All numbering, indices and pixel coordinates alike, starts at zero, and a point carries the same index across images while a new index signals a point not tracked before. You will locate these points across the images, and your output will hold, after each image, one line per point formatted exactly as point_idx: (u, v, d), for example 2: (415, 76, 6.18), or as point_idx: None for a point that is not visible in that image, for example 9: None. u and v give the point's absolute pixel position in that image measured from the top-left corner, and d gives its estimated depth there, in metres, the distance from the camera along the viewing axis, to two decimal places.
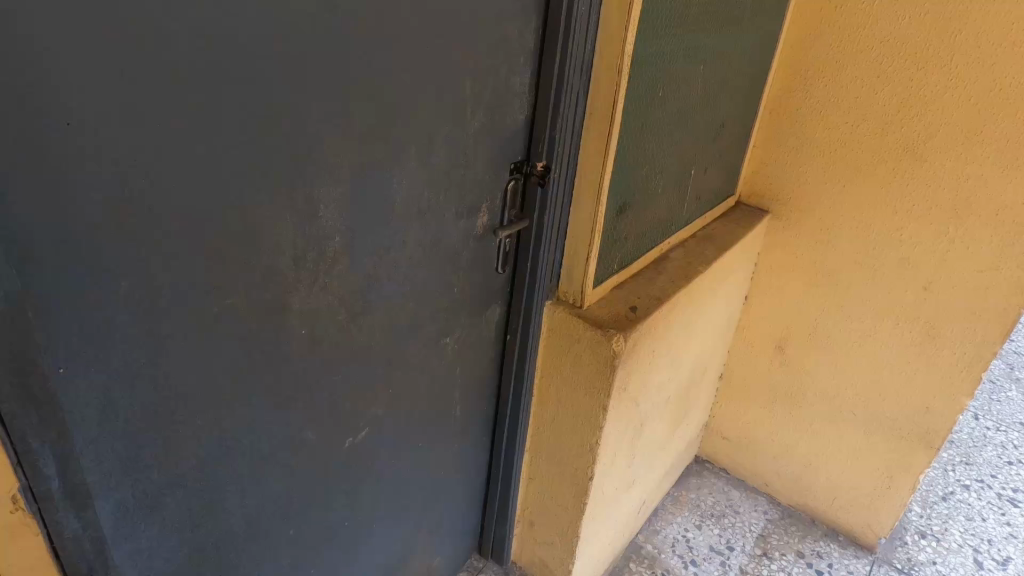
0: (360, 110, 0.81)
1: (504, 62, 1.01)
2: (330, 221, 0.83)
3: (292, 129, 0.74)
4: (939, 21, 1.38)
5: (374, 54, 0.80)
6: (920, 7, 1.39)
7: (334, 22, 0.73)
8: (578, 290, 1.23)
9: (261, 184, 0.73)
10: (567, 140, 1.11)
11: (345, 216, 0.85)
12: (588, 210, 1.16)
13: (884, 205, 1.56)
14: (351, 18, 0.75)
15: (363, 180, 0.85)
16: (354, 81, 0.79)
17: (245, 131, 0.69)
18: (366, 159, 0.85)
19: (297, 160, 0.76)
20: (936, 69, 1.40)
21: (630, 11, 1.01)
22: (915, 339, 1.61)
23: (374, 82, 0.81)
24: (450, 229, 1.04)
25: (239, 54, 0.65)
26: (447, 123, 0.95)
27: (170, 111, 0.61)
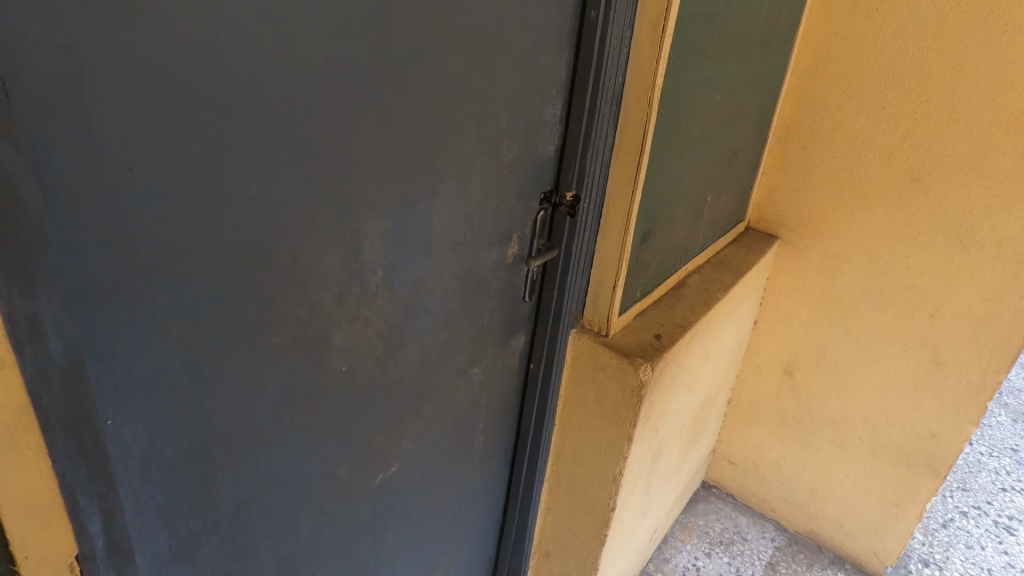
0: (405, 138, 0.80)
1: (538, 92, 1.00)
2: (373, 250, 0.81)
3: (340, 159, 0.72)
4: (941, 57, 1.43)
5: (418, 83, 0.78)
6: (923, 44, 1.44)
7: (383, 50, 0.72)
8: (603, 318, 1.23)
9: (308, 220, 0.71)
10: (596, 170, 1.11)
11: (387, 246, 0.83)
12: (616, 238, 1.16)
13: (890, 233, 1.59)
14: (399, 47, 0.74)
15: (405, 209, 0.84)
16: (399, 114, 0.78)
17: (295, 164, 0.67)
18: (408, 188, 0.83)
19: (343, 193, 0.74)
20: (941, 102, 1.45)
21: (661, 43, 1.02)
22: (921, 367, 1.64)
23: (418, 111, 0.80)
24: (483, 258, 1.02)
25: (292, 89, 0.64)
26: (484, 155, 0.94)
27: (225, 149, 0.60)
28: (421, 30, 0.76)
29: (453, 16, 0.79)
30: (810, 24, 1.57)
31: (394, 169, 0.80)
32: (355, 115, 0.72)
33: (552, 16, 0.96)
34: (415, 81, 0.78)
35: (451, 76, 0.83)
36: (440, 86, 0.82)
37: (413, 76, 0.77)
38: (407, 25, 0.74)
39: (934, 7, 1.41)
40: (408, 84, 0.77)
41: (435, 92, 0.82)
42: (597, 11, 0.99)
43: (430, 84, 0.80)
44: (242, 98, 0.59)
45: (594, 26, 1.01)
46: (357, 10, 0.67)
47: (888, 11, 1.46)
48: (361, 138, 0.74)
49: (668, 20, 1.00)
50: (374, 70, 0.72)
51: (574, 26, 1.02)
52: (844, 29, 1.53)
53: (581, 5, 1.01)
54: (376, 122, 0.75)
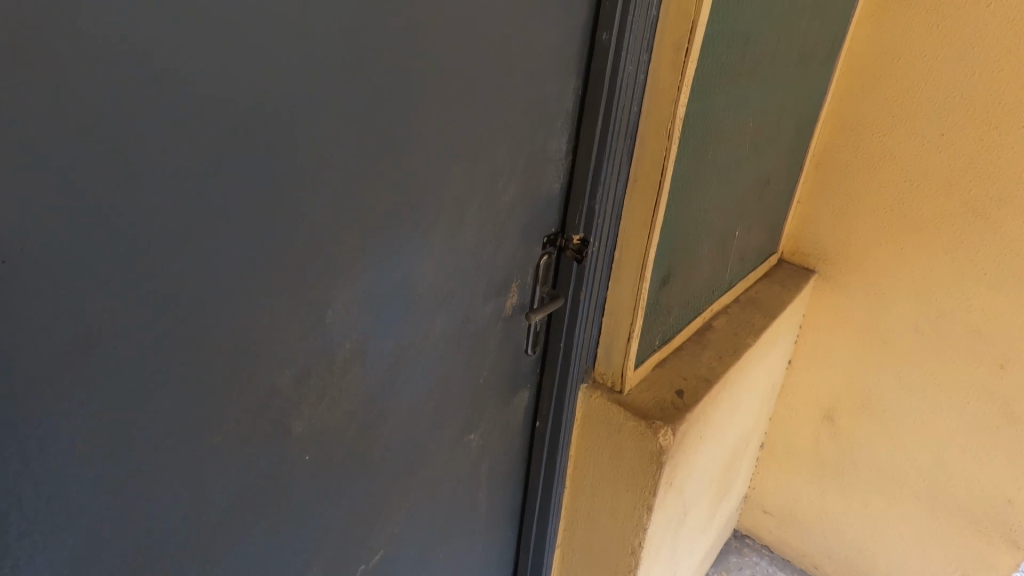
0: (374, 191, 0.68)
1: (539, 126, 0.87)
2: (337, 321, 0.69)
3: (292, 221, 0.61)
4: (1007, 83, 1.34)
5: (389, 126, 0.67)
6: (987, 67, 1.36)
7: (343, 91, 0.60)
8: (617, 372, 1.09)
9: (252, 296, 0.60)
10: (607, 210, 0.98)
11: (357, 314, 0.72)
12: (630, 285, 1.03)
13: (948, 270, 1.50)
14: (363, 87, 0.62)
15: (378, 271, 0.72)
16: (367, 162, 0.66)
17: (235, 233, 0.56)
18: (381, 246, 0.71)
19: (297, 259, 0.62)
20: (1009, 131, 1.36)
21: (685, 68, 0.88)
22: (993, 424, 1.50)
23: (390, 158, 0.68)
24: (476, 316, 0.90)
25: (222, 145, 0.52)
26: (476, 200, 0.82)
27: (133, 227, 0.48)
28: (390, 65, 0.64)
29: (430, 45, 0.67)
30: (856, 45, 1.52)
31: (364, 226, 0.69)
32: (310, 171, 0.60)
33: (553, 40, 0.83)
34: (385, 125, 0.66)
35: (430, 114, 0.71)
36: (417, 128, 0.70)
37: (382, 119, 0.66)
38: (372, 61, 0.62)
39: (1002, 29, 1.33)
40: (377, 129, 0.66)
41: (410, 135, 0.70)
42: (610, 34, 0.86)
43: (404, 126, 0.68)
44: (155, 162, 0.48)
45: (606, 50, 0.87)
46: (305, 46, 0.55)
47: (948, 31, 1.39)
48: (319, 195, 0.62)
49: (693, 43, 0.86)
50: (333, 117, 0.60)
51: (583, 50, 0.88)
52: (895, 50, 1.47)
53: (591, 27, 0.88)
54: (336, 175, 0.63)
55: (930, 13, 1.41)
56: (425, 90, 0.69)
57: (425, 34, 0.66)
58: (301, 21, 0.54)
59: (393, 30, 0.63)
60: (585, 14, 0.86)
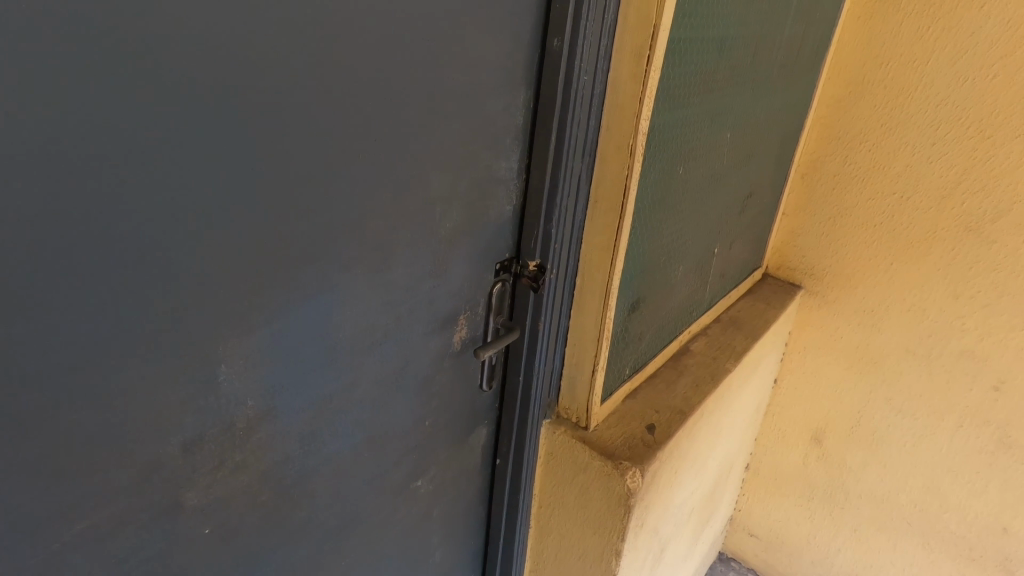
0: (275, 226, 0.59)
1: (484, 145, 0.78)
2: (234, 377, 0.60)
3: (164, 268, 0.51)
4: (1007, 90, 1.28)
5: (291, 152, 0.57)
6: (985, 73, 1.30)
7: (223, 113, 0.51)
8: (582, 407, 1.01)
9: (117, 362, 0.51)
10: (566, 234, 0.89)
11: (262, 367, 0.62)
12: (593, 314, 0.94)
13: (942, 287, 1.43)
14: (250, 108, 0.53)
15: (288, 316, 0.63)
16: (263, 197, 0.57)
17: (81, 289, 0.47)
18: (287, 289, 0.62)
19: (175, 314, 0.53)
20: (1005, 140, 1.30)
21: (646, 79, 0.79)
22: (988, 448, 1.44)
23: (294, 188, 0.59)
24: (419, 355, 0.82)
25: (50, 189, 0.43)
26: (411, 231, 0.73)
27: None
28: (285, 80, 0.54)
29: (338, 55, 0.57)
30: (844, 48, 1.46)
31: (264, 270, 0.59)
32: (182, 212, 0.51)
33: (497, 46, 0.73)
34: (282, 150, 0.57)
35: (344, 136, 0.61)
36: (327, 152, 0.60)
37: (280, 144, 0.56)
38: (259, 75, 0.52)
39: (997, 32, 1.27)
40: (273, 156, 0.56)
41: (320, 160, 0.60)
42: (561, 40, 0.77)
43: (309, 154, 0.59)
44: None
45: (557, 58, 0.78)
46: (163, 69, 0.46)
47: (942, 33, 1.33)
48: (197, 238, 0.53)
49: (654, 51, 0.77)
50: (211, 143, 0.51)
51: (532, 58, 0.79)
52: (886, 53, 1.41)
53: (542, 33, 0.79)
54: (219, 212, 0.54)
55: (921, 15, 1.35)
56: (334, 108, 0.59)
57: (330, 42, 0.56)
58: (150, 31, 0.45)
59: (287, 39, 0.53)
60: (533, 18, 0.76)
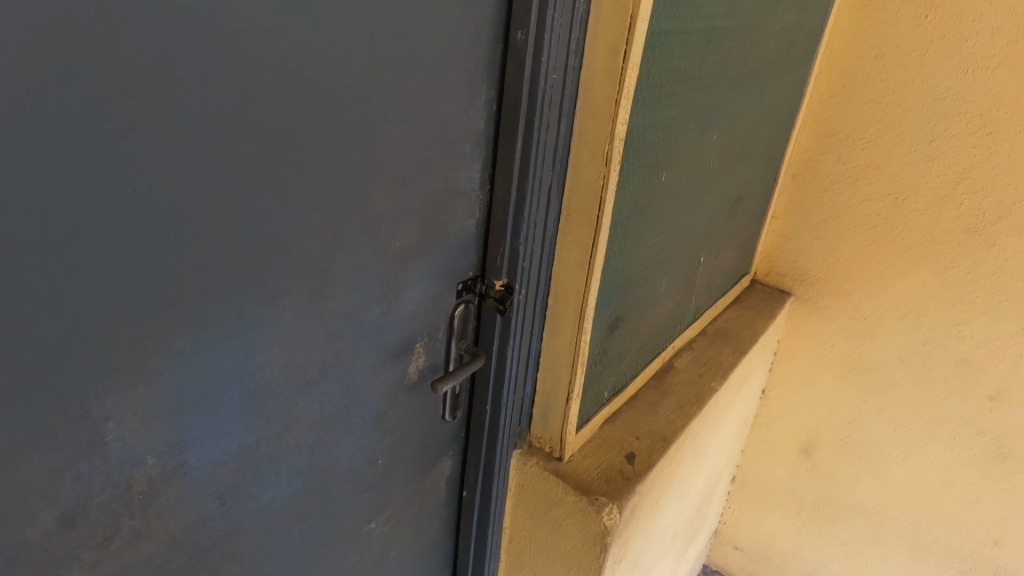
0: (173, 257, 0.48)
1: (438, 153, 0.68)
2: (126, 436, 0.50)
3: (17, 316, 0.42)
4: (1009, 82, 1.22)
5: (191, 168, 0.47)
6: (985, 64, 1.23)
7: (89, 125, 0.41)
8: (556, 437, 0.92)
9: None
10: (535, 250, 0.80)
11: (164, 422, 0.52)
12: (567, 337, 0.85)
13: (939, 294, 1.37)
14: (129, 115, 0.43)
15: (198, 360, 0.53)
16: (154, 226, 0.47)
17: None
18: (194, 329, 0.52)
19: (38, 370, 0.44)
20: (1007, 137, 1.24)
21: (622, 78, 0.70)
22: (982, 460, 1.39)
23: (196, 212, 0.49)
24: (368, 389, 0.72)
25: None
26: (353, 253, 0.64)
27: None
28: (176, 80, 0.44)
29: (246, 48, 0.47)
30: (838, 39, 1.38)
31: (162, 311, 0.49)
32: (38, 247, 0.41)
33: (451, 39, 0.63)
34: (177, 166, 0.46)
35: (260, 147, 0.51)
36: (238, 166, 0.50)
37: (174, 159, 0.46)
38: (137, 75, 0.42)
39: (999, 21, 1.20)
40: (165, 173, 0.46)
41: (230, 177, 0.50)
42: (526, 33, 0.67)
43: (215, 173, 0.49)
44: None
45: (522, 55, 0.68)
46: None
47: (941, 21, 1.25)
48: (64, 278, 0.43)
49: (631, 45, 0.68)
50: (75, 163, 0.41)
51: (494, 54, 0.69)
52: (881, 44, 1.33)
53: (504, 25, 0.69)
54: (91, 242, 0.44)
55: (919, 4, 1.27)
56: (245, 114, 0.49)
57: (233, 33, 0.46)
58: None
59: (174, 30, 0.43)
60: (493, 8, 0.66)
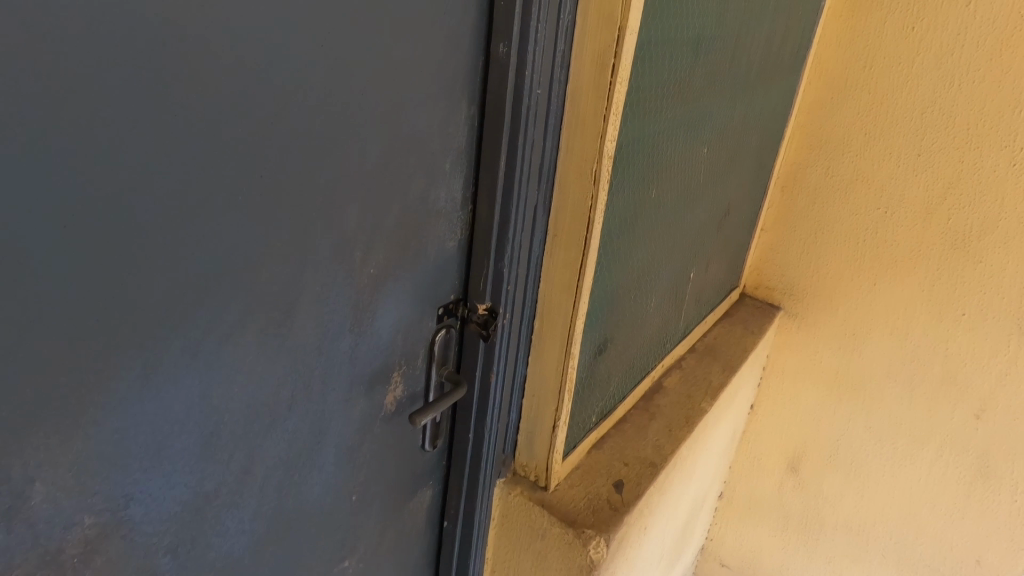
0: (109, 294, 0.43)
1: (415, 172, 0.63)
2: (56, 497, 0.44)
3: None
4: (995, 95, 1.21)
5: (131, 193, 0.42)
6: (972, 77, 1.22)
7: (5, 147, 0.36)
8: (541, 465, 0.88)
9: None
10: (520, 272, 0.76)
11: (103, 478, 0.47)
12: (554, 362, 0.81)
13: (926, 309, 1.35)
14: (53, 135, 0.37)
15: (144, 406, 0.47)
16: (88, 259, 0.41)
17: None
18: (137, 374, 0.46)
19: None
20: (992, 151, 1.23)
21: (611, 92, 0.65)
22: (966, 477, 1.38)
23: (138, 242, 0.43)
24: (339, 424, 0.67)
25: None
26: (322, 281, 0.58)
27: None
28: (109, 96, 0.39)
29: (192, 59, 0.42)
30: (826, 50, 1.36)
31: (99, 354, 0.44)
32: None
33: (427, 50, 0.59)
34: (112, 192, 0.41)
35: (212, 168, 0.46)
36: (186, 190, 0.45)
37: (110, 185, 0.41)
38: (62, 90, 0.37)
39: (985, 34, 1.20)
40: (100, 200, 0.40)
41: (177, 201, 0.45)
42: (509, 45, 0.63)
43: (161, 199, 0.44)
44: None
45: (504, 68, 0.64)
46: None
47: (928, 33, 1.25)
48: None
49: (620, 58, 0.64)
50: None
51: (474, 67, 0.65)
52: (869, 55, 1.32)
53: (485, 36, 0.64)
54: (7, 282, 0.38)
55: (904, 15, 1.26)
56: (194, 132, 0.44)
57: (178, 43, 0.41)
58: None
59: (106, 39, 0.38)
60: (473, 17, 0.62)
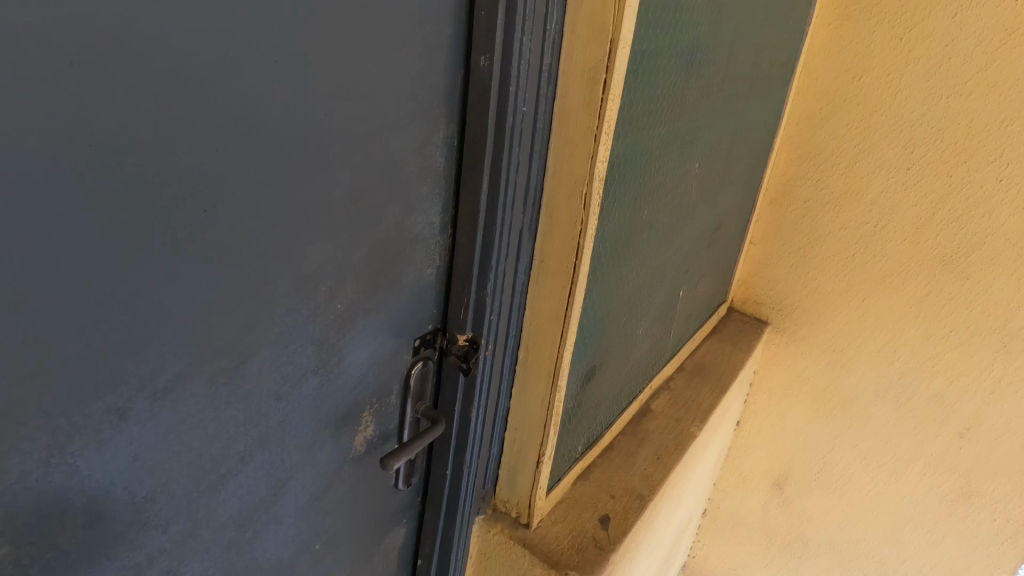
0: (11, 354, 0.36)
1: (387, 198, 0.57)
2: None
3: None
4: (985, 109, 1.18)
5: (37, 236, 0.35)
6: (962, 91, 1.19)
7: None
8: (523, 501, 0.83)
9: None
10: (504, 301, 0.70)
11: (3, 568, 0.40)
12: (539, 395, 0.76)
13: (914, 326, 1.33)
14: None
15: (54, 479, 0.41)
16: None
17: None
18: (45, 444, 0.39)
19: None
20: (980, 166, 1.20)
21: (602, 111, 0.60)
22: (948, 498, 1.37)
23: (48, 292, 0.37)
24: (303, 471, 0.61)
25: None
26: (282, 320, 0.52)
27: None
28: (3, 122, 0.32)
29: (114, 78, 0.35)
30: (816, 59, 1.33)
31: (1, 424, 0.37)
32: None
33: (399, 64, 0.52)
34: (9, 238, 0.34)
35: (141, 203, 0.39)
36: (107, 230, 0.38)
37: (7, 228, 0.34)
38: None
39: (974, 46, 1.16)
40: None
41: (97, 244, 0.38)
42: (491, 59, 0.57)
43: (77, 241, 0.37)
44: None
45: (486, 84, 0.58)
46: None
47: (918, 44, 1.21)
48: None
49: (611, 74, 0.58)
50: None
51: (453, 82, 0.59)
52: (859, 66, 1.28)
53: (465, 47, 0.58)
54: None
55: (892, 24, 1.23)
56: (117, 163, 0.37)
57: (93, 58, 0.34)
58: None
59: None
60: (451, 28, 0.56)
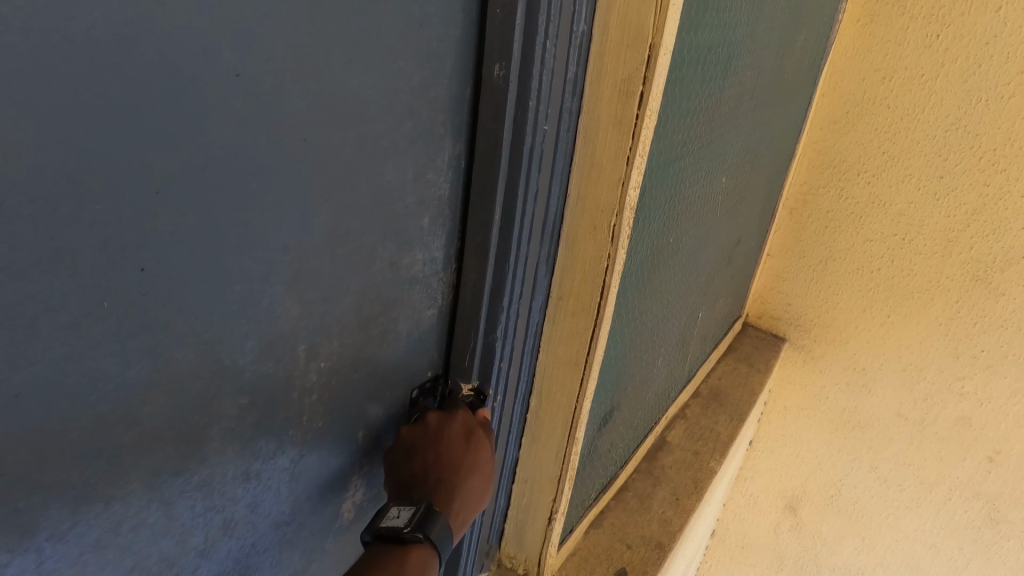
0: None
1: (380, 235, 0.48)
2: None
3: None
4: None
5: None
6: (1001, 93, 1.09)
7: None
8: (534, 557, 0.74)
9: None
10: (517, 344, 0.61)
11: None
12: (554, 444, 0.67)
13: (942, 346, 1.24)
14: None
15: None
16: None
17: None
18: None
19: None
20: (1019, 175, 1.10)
21: (636, 130, 0.51)
22: (973, 523, 1.30)
23: None
24: (279, 552, 0.52)
25: None
26: (252, 388, 0.43)
27: None
28: None
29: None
30: (842, 59, 1.23)
31: None
32: None
33: (393, 77, 0.43)
34: None
35: (45, 266, 0.30)
36: None
37: None
38: None
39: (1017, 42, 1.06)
40: None
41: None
42: (508, 68, 0.47)
43: None
44: None
45: (500, 97, 0.48)
46: None
47: (954, 43, 1.11)
48: None
49: (649, 85, 0.49)
50: None
51: (461, 96, 0.49)
52: (889, 66, 1.19)
53: (475, 54, 0.49)
54: None
55: (928, 20, 1.13)
56: (9, 217, 0.28)
57: None
58: None
59: None
60: (458, 30, 0.46)
